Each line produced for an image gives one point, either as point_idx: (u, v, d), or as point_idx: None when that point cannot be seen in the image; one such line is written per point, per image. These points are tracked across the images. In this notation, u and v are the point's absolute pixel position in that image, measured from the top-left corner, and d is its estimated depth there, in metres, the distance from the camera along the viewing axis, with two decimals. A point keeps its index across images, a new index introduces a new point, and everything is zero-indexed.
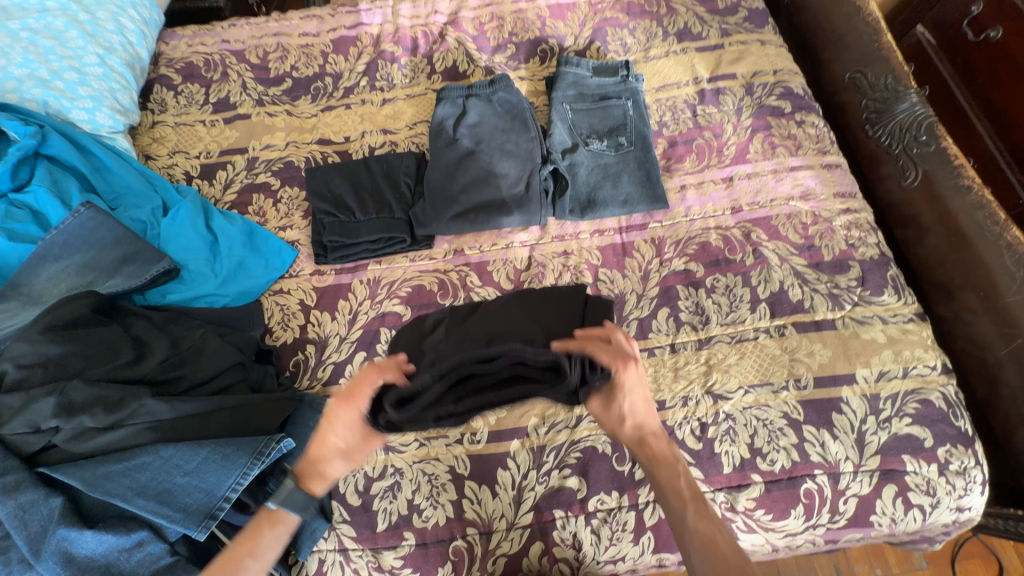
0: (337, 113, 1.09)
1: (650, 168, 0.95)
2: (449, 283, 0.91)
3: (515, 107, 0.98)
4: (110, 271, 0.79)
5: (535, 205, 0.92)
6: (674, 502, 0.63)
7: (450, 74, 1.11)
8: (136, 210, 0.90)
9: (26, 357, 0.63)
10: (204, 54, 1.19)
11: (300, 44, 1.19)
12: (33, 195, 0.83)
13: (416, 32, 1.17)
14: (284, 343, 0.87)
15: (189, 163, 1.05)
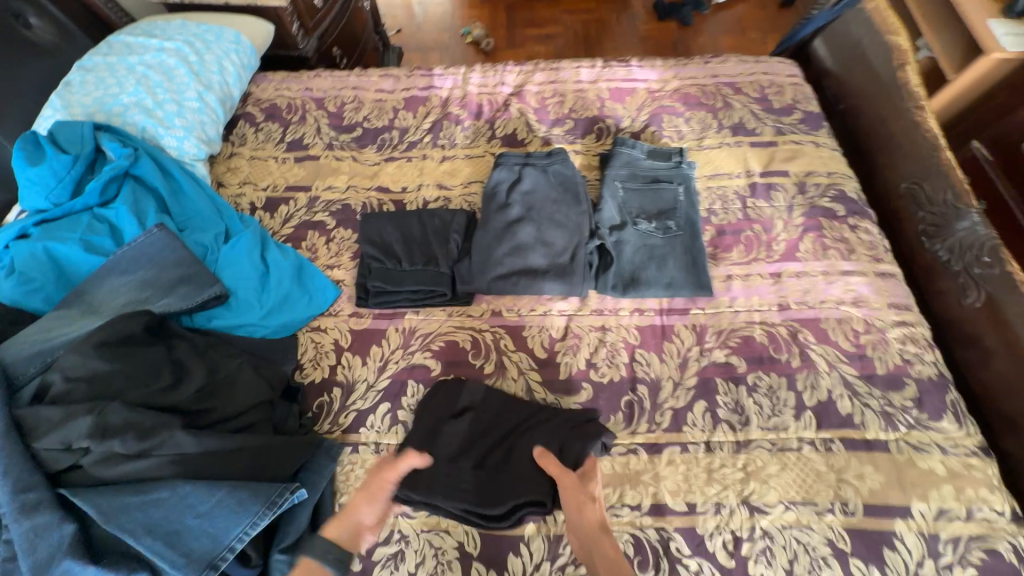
0: (399, 164, 1.16)
1: (697, 254, 0.95)
2: (483, 343, 0.91)
3: (569, 180, 1.02)
4: (165, 291, 0.83)
5: (578, 276, 0.92)
6: None
7: (508, 140, 1.17)
8: (201, 234, 0.95)
9: (75, 370, 0.64)
10: (288, 98, 1.30)
11: (374, 98, 1.28)
12: (113, 211, 0.89)
13: (482, 99, 1.25)
14: (312, 381, 0.87)
15: (256, 194, 1.12)
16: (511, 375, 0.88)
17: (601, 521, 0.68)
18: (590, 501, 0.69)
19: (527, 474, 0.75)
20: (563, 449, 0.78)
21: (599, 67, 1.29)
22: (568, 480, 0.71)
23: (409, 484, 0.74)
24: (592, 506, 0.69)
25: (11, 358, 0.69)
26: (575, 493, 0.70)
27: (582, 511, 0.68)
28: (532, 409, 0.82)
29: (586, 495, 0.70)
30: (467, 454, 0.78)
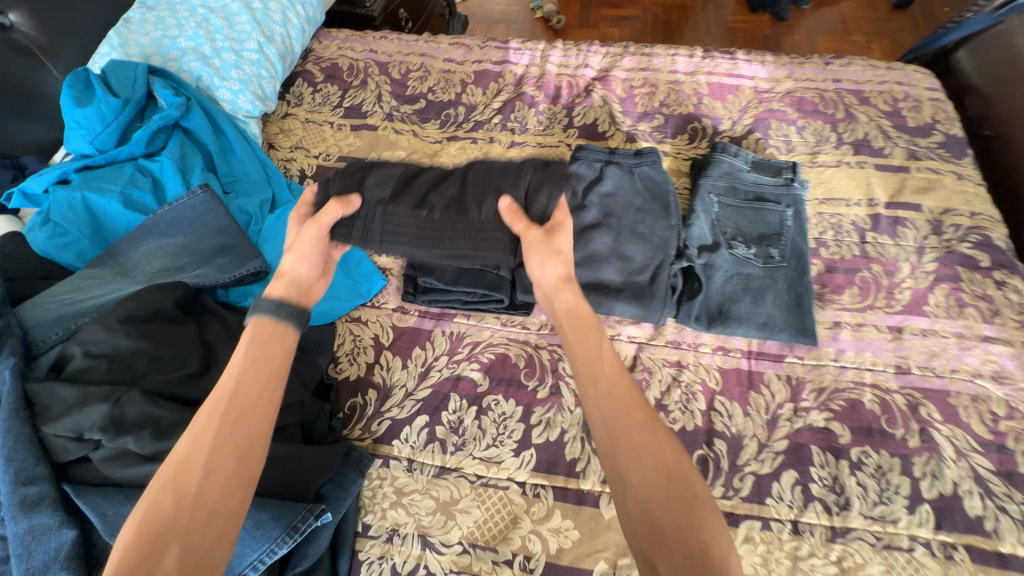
0: (462, 144, 1.04)
1: (802, 293, 0.80)
2: (538, 362, 0.80)
3: (658, 187, 0.88)
4: (203, 260, 0.75)
5: (658, 302, 0.79)
6: (600, 370, 0.55)
7: (587, 131, 1.04)
8: (246, 200, 0.88)
9: (98, 345, 0.58)
10: (350, 59, 1.20)
11: (442, 68, 1.16)
12: (158, 165, 0.82)
13: (561, 81, 1.11)
14: (347, 378, 0.79)
15: (307, 161, 1.03)
16: (567, 404, 0.76)
17: (567, 278, 0.64)
18: (552, 258, 0.65)
19: (480, 223, 0.70)
20: (528, 198, 0.71)
21: (699, 58, 1.13)
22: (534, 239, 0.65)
23: (344, 236, 0.68)
24: (556, 260, 0.65)
25: (34, 319, 0.63)
26: (535, 250, 0.65)
27: (544, 274, 0.65)
28: (486, 170, 0.75)
29: (550, 252, 0.65)
30: (407, 198, 0.72)
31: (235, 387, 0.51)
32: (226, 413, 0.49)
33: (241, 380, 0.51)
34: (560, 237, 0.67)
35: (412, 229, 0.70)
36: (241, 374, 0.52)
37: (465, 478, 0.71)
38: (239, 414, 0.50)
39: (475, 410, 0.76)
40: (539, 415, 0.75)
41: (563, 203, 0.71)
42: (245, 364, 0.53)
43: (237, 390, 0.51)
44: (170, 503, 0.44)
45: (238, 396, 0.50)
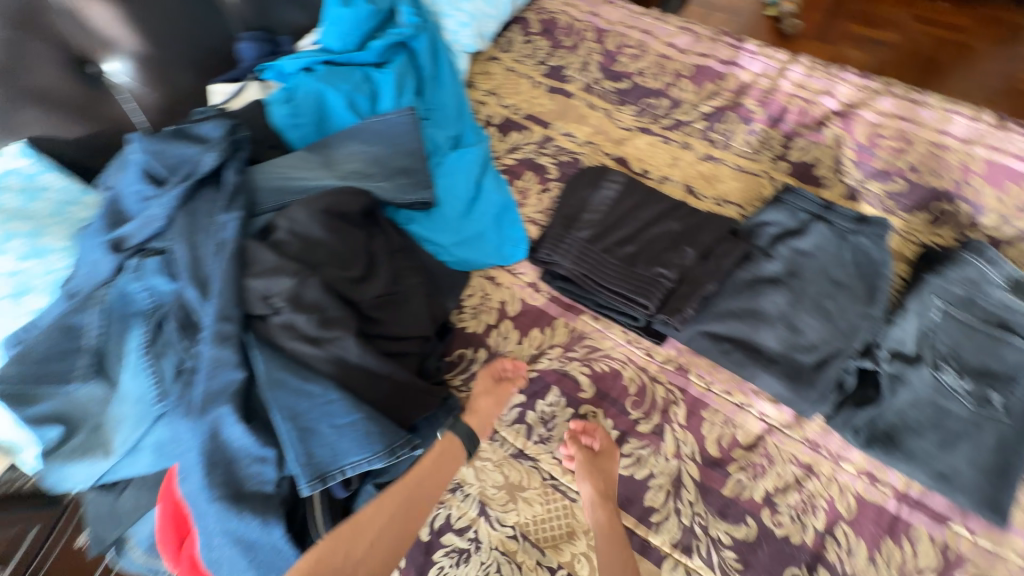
0: (652, 140, 0.96)
1: (1013, 461, 0.63)
2: (650, 396, 0.74)
3: (870, 266, 0.73)
4: (389, 175, 0.80)
5: (815, 393, 0.68)
6: None
7: (802, 169, 0.89)
8: (438, 130, 0.92)
9: (297, 225, 0.65)
10: (570, 18, 1.16)
11: (661, 52, 1.07)
12: (381, 76, 0.88)
13: (791, 103, 0.96)
14: (464, 330, 0.81)
15: (497, 109, 1.04)
16: (664, 451, 0.71)
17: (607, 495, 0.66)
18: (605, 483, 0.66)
19: (641, 274, 0.76)
20: (692, 270, 0.75)
21: (987, 125, 0.89)
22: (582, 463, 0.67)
23: (546, 242, 0.82)
24: (607, 472, 0.67)
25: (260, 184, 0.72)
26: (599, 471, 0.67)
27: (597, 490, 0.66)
28: (666, 226, 0.81)
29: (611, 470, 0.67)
30: (603, 238, 0.80)
31: (417, 483, 0.60)
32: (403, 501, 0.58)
33: (424, 480, 0.61)
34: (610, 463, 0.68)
35: (593, 261, 0.78)
36: (425, 474, 0.61)
37: (538, 471, 0.71)
38: (407, 509, 0.58)
39: (570, 413, 0.74)
40: (631, 448, 0.71)
41: (716, 293, 0.75)
42: (431, 466, 0.62)
43: (418, 487, 0.60)
44: (338, 557, 0.53)
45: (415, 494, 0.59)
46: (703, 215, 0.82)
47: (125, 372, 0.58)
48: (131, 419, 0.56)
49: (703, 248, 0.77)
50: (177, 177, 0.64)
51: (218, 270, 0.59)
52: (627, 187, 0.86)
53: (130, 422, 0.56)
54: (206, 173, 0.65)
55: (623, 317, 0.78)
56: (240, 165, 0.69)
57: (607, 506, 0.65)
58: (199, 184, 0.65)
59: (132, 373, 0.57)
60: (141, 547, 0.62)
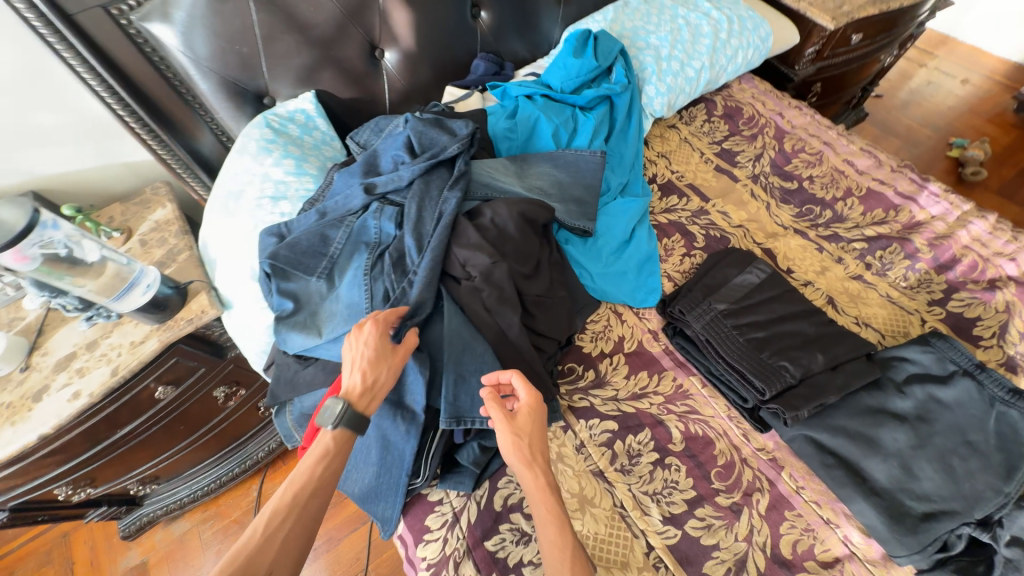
0: (805, 244, 1.00)
1: None
2: (736, 474, 0.77)
3: (1015, 442, 0.70)
4: (566, 200, 0.94)
5: (912, 540, 0.67)
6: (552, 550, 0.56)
7: (958, 322, 0.87)
8: (613, 175, 1.04)
9: (497, 218, 0.80)
10: (755, 112, 1.25)
11: (837, 166, 1.11)
12: (584, 120, 1.03)
13: (964, 255, 0.95)
14: (580, 348, 0.91)
15: (664, 171, 1.15)
16: (736, 531, 0.73)
17: (530, 462, 0.62)
18: (529, 448, 0.63)
19: (764, 361, 0.80)
20: (817, 376, 0.78)
21: None
22: (502, 419, 0.63)
23: (680, 301, 0.90)
24: (530, 428, 0.64)
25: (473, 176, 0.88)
26: (518, 439, 0.63)
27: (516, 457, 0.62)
28: (801, 326, 0.84)
29: (531, 426, 0.64)
30: (736, 315, 0.86)
31: (310, 491, 0.56)
32: (295, 507, 0.54)
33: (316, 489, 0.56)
34: (528, 417, 0.65)
35: (720, 333, 0.84)
36: (318, 479, 0.57)
37: (611, 495, 0.77)
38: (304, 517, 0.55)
39: (654, 458, 0.79)
40: (704, 513, 0.74)
41: (834, 405, 0.77)
42: (322, 472, 0.58)
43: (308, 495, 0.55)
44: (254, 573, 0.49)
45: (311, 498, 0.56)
46: (840, 330, 0.84)
47: (348, 281, 0.76)
48: (343, 316, 0.73)
49: (835, 359, 0.79)
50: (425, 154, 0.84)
51: (434, 232, 0.76)
52: (772, 279, 0.91)
53: (340, 318, 0.73)
54: (446, 157, 0.83)
55: (732, 393, 0.83)
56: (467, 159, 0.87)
57: (535, 467, 0.62)
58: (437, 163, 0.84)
59: (352, 283, 0.75)
60: (294, 415, 0.80)
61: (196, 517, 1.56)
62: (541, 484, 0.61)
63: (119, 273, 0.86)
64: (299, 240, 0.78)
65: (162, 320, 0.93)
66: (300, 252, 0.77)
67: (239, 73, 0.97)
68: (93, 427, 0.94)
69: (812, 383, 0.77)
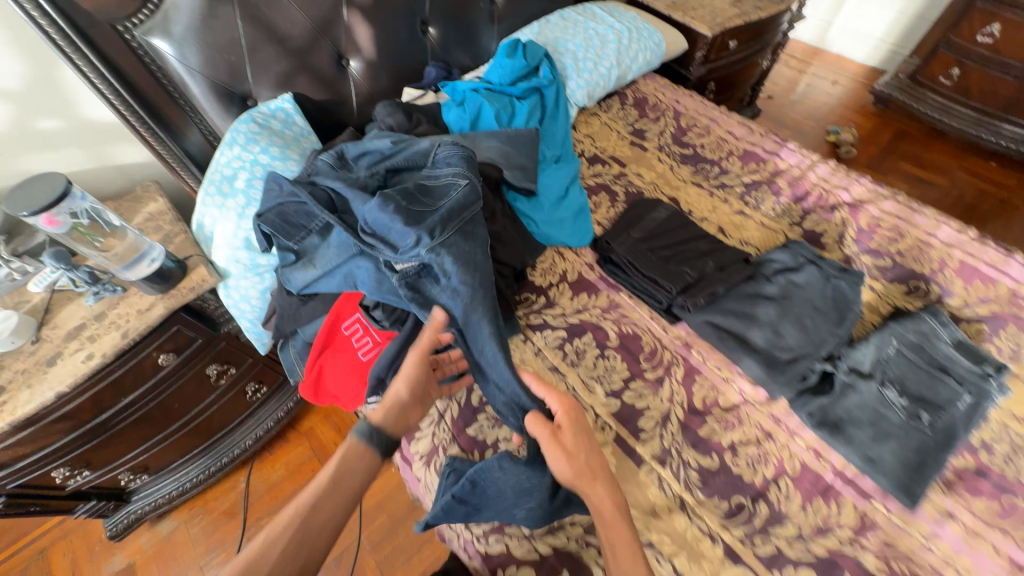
0: (700, 192, 1.28)
1: (929, 463, 0.81)
2: (659, 357, 0.99)
3: (844, 302, 0.98)
4: (512, 166, 1.16)
5: (783, 377, 0.91)
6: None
7: (811, 236, 1.16)
8: (548, 149, 1.29)
9: None
10: (658, 100, 1.55)
11: (721, 135, 1.42)
12: (520, 106, 1.29)
13: (813, 189, 1.25)
14: (533, 281, 1.12)
15: (590, 148, 1.41)
16: (660, 395, 0.94)
17: (588, 480, 0.71)
18: (582, 466, 0.72)
19: (669, 268, 1.05)
20: (708, 274, 1.03)
21: (968, 237, 1.12)
22: (545, 435, 0.74)
23: (608, 234, 1.14)
24: (585, 447, 0.75)
25: (453, 251, 0.85)
26: (570, 456, 0.73)
27: (570, 471, 0.72)
28: (697, 243, 1.11)
29: (583, 455, 0.74)
30: (648, 241, 1.11)
31: (322, 493, 0.66)
32: (309, 508, 0.64)
33: (331, 489, 0.67)
34: (565, 433, 0.76)
35: (638, 253, 1.08)
36: (332, 482, 0.68)
37: (565, 382, 0.96)
38: (309, 526, 0.63)
39: (596, 352, 1.00)
40: (637, 385, 0.96)
41: (722, 295, 1.02)
42: (332, 476, 0.68)
43: (319, 498, 0.66)
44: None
45: (318, 510, 0.64)
46: (725, 245, 1.11)
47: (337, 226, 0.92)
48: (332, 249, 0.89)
49: (720, 263, 1.05)
50: (397, 220, 0.83)
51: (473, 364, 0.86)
52: (674, 213, 1.17)
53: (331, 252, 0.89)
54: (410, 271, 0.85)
55: (651, 299, 1.06)
56: (441, 235, 0.85)
57: (596, 476, 0.72)
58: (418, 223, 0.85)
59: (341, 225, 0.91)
60: (297, 346, 0.98)
61: (183, 515, 1.57)
62: (609, 500, 0.70)
63: (133, 245, 1.00)
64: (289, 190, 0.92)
65: (166, 290, 1.05)
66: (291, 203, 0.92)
67: (227, 79, 1.14)
68: (101, 392, 1.04)
69: (705, 280, 1.02)
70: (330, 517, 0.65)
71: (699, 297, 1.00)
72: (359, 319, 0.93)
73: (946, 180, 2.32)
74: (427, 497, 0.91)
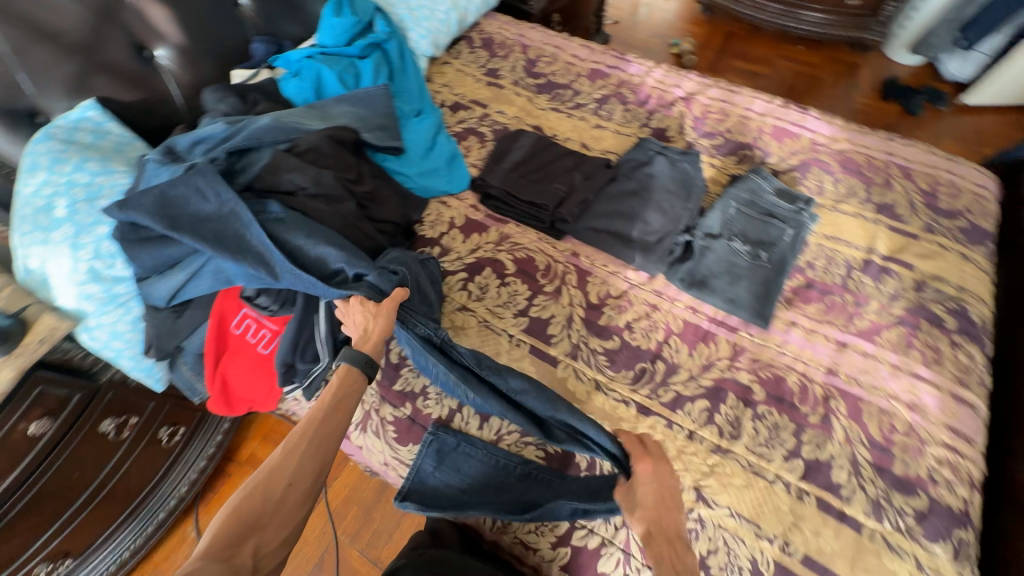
0: (559, 116, 1.35)
1: (771, 289, 1.00)
2: (553, 270, 1.08)
3: (689, 180, 1.13)
4: (370, 127, 1.14)
5: (655, 256, 1.04)
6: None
7: (658, 133, 1.30)
8: (404, 104, 1.27)
9: (309, 143, 0.98)
10: (503, 37, 1.58)
11: (567, 60, 1.49)
12: (363, 65, 1.25)
13: (653, 92, 1.39)
14: (424, 235, 1.13)
15: (449, 96, 1.42)
16: (562, 302, 1.03)
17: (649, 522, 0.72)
18: (652, 510, 0.73)
19: (543, 189, 1.12)
20: (577, 186, 1.13)
21: (776, 105, 1.33)
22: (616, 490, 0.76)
23: (482, 172, 1.18)
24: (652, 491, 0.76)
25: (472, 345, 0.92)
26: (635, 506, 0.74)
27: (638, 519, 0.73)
28: (564, 161, 1.19)
29: (651, 502, 0.74)
30: (519, 169, 1.17)
31: (324, 411, 0.73)
32: (313, 423, 0.71)
33: (331, 406, 0.74)
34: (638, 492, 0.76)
35: (513, 182, 1.14)
36: (331, 401, 0.74)
37: (475, 316, 1.02)
38: (318, 436, 0.70)
39: (498, 282, 1.06)
40: (540, 300, 1.03)
41: (593, 201, 1.12)
42: (331, 395, 0.75)
43: (321, 413, 0.72)
44: (279, 481, 0.65)
45: (325, 423, 0.72)
46: (588, 157, 1.20)
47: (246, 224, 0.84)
48: (239, 252, 0.82)
49: (586, 173, 1.15)
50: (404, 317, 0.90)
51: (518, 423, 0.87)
52: (539, 139, 1.24)
53: (241, 253, 0.82)
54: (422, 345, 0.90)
55: (535, 221, 1.13)
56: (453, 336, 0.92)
57: (661, 527, 0.71)
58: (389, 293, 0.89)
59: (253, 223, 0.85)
60: (188, 362, 0.91)
61: None
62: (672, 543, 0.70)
63: None
64: (169, 199, 0.82)
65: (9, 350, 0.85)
66: (179, 213, 0.82)
67: None
68: None
69: (575, 192, 1.12)
70: (335, 426, 0.72)
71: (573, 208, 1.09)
72: (247, 315, 0.89)
73: (771, 69, 2.65)
74: (373, 459, 0.96)
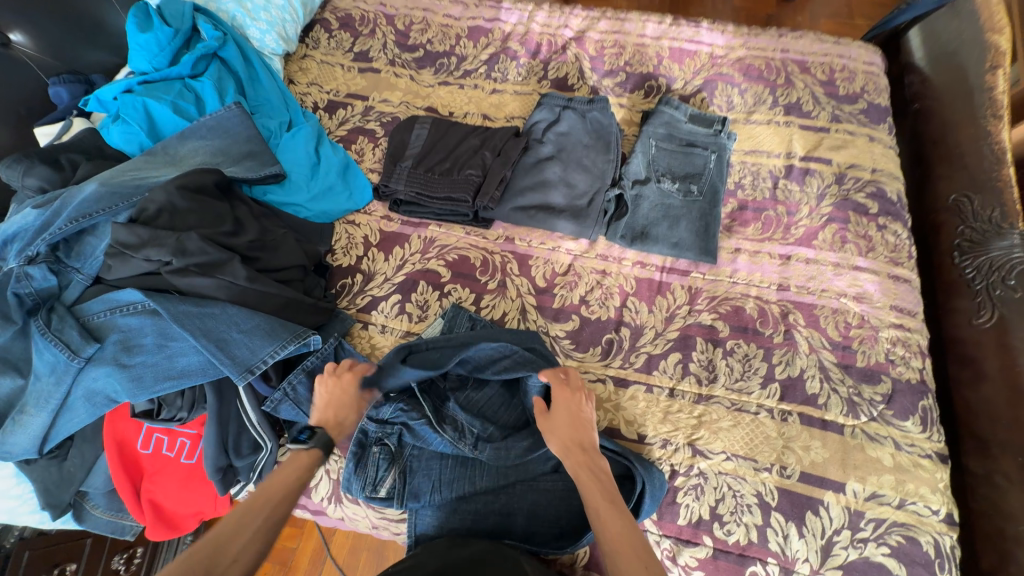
0: (450, 90, 1.21)
1: (710, 222, 0.97)
2: (492, 264, 0.99)
3: (604, 129, 1.05)
4: (234, 159, 0.95)
5: (591, 220, 0.98)
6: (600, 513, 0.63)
7: (558, 83, 1.21)
8: (268, 120, 1.08)
9: (158, 203, 0.79)
10: (362, 10, 1.36)
11: (441, 22, 1.32)
12: (201, 85, 1.03)
13: (542, 39, 1.27)
14: (340, 265, 1.00)
15: (320, 96, 1.22)
16: (510, 295, 0.96)
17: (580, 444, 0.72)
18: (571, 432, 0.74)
19: (454, 179, 1.01)
20: (490, 166, 1.02)
21: (667, 24, 1.25)
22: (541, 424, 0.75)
23: (383, 177, 1.03)
24: (567, 405, 0.76)
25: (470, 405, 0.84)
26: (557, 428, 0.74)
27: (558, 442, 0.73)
28: (469, 140, 1.07)
29: (576, 425, 0.75)
30: (423, 164, 1.04)
31: (283, 489, 0.63)
32: (269, 503, 0.61)
33: (289, 487, 0.64)
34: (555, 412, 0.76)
35: (420, 180, 1.02)
36: (291, 482, 0.65)
37: None
38: (268, 515, 0.59)
39: (438, 294, 0.96)
40: (488, 300, 0.95)
41: (513, 178, 1.03)
42: (290, 475, 0.65)
43: (275, 491, 0.62)
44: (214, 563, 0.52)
45: (282, 502, 0.62)
46: (494, 129, 1.09)
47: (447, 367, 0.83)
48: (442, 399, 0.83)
49: (495, 149, 1.04)
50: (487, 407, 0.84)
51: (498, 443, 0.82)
52: (435, 121, 1.10)
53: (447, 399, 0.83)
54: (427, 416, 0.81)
55: (459, 217, 1.03)
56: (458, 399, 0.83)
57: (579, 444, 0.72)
58: (506, 421, 0.84)
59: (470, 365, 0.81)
60: (100, 502, 0.77)
61: None
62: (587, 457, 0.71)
63: None
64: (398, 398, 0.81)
65: None
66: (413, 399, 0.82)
67: None
68: None
69: (489, 173, 1.01)
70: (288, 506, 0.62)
71: (494, 192, 0.99)
72: (154, 429, 0.76)
73: None
74: (360, 526, 0.88)
